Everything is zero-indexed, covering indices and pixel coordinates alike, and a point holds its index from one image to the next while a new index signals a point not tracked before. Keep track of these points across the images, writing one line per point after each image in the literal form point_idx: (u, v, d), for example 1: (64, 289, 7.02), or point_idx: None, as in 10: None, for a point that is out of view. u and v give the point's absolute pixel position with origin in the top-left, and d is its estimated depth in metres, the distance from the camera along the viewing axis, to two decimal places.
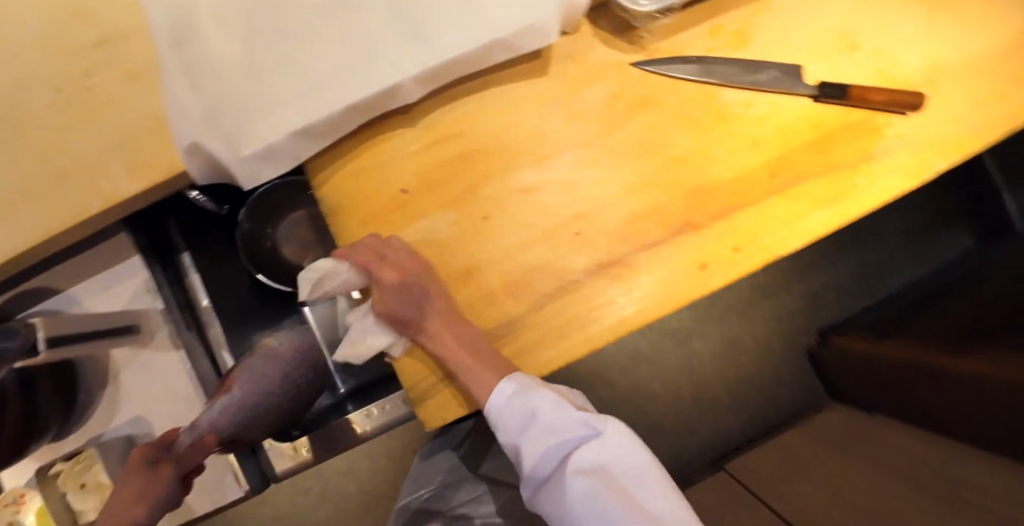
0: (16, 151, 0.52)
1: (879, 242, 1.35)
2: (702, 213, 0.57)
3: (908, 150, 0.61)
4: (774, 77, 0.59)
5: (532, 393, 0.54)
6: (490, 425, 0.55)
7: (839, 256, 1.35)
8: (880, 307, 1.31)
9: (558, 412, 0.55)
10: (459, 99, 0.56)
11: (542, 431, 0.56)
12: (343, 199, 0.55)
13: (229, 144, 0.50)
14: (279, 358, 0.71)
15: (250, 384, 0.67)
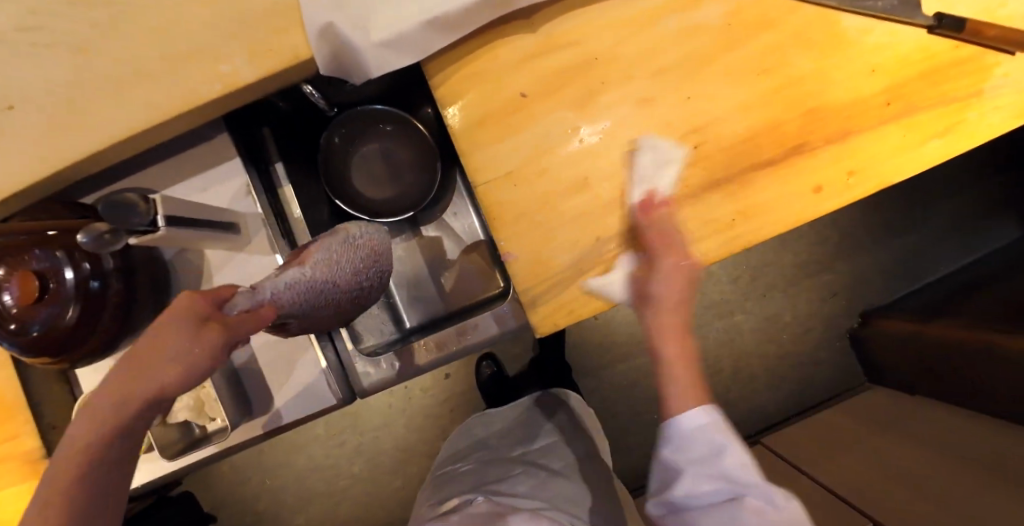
0: (131, 28, 0.50)
1: (930, 226, 1.31)
2: (818, 135, 0.57)
3: (1014, 89, 0.61)
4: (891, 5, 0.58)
5: (718, 432, 0.52)
6: (676, 452, 0.52)
7: (889, 237, 1.31)
8: (924, 291, 1.29)
9: (721, 447, 0.51)
10: (579, 8, 0.56)
11: (701, 466, 0.51)
12: (459, 100, 0.55)
13: (360, 32, 0.50)
14: (359, 247, 0.58)
15: (325, 265, 0.54)
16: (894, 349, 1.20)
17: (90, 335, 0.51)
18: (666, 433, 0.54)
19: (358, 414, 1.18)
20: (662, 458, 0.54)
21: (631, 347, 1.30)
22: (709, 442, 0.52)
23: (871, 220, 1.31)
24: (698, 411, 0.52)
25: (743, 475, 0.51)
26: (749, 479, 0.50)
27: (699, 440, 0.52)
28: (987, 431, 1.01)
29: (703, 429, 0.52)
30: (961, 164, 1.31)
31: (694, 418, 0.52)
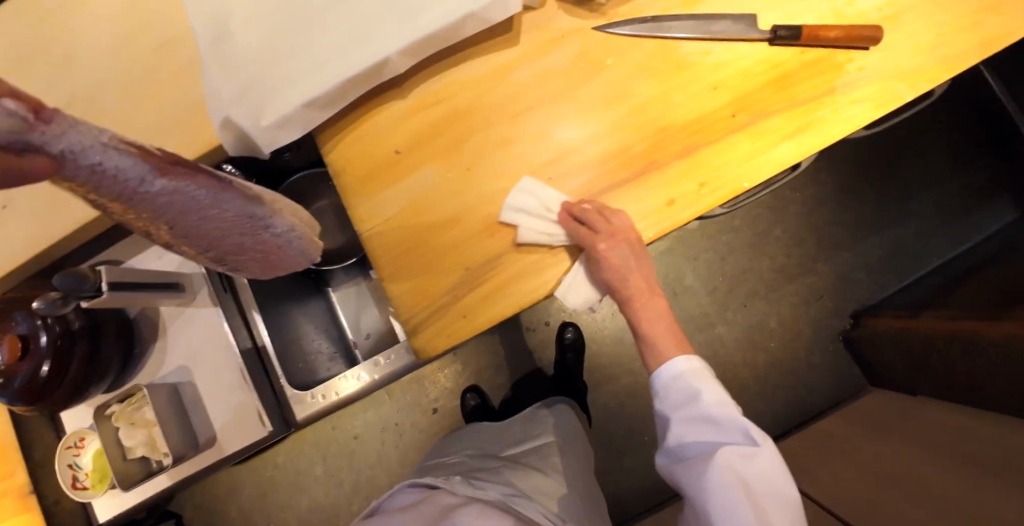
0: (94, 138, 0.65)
1: (909, 218, 1.28)
2: (665, 155, 0.62)
3: (872, 81, 0.63)
4: (725, 24, 0.64)
5: (701, 380, 0.61)
6: (661, 395, 0.63)
7: (866, 235, 1.28)
8: (916, 286, 1.23)
9: (703, 397, 0.60)
10: (442, 72, 0.64)
11: (694, 417, 0.61)
12: (346, 161, 0.64)
13: (251, 117, 0.59)
14: (238, 219, 0.44)
15: (179, 202, 0.38)
16: (884, 348, 1.15)
17: (63, 383, 0.62)
18: (658, 384, 0.64)
19: (354, 453, 1.25)
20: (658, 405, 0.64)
21: (613, 368, 1.31)
22: (693, 392, 0.61)
23: (845, 218, 1.29)
24: (692, 366, 0.61)
25: (718, 417, 0.60)
26: (727, 419, 0.59)
27: (683, 390, 0.61)
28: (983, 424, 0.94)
29: (692, 379, 0.61)
30: (931, 153, 1.29)
31: (685, 373, 0.61)
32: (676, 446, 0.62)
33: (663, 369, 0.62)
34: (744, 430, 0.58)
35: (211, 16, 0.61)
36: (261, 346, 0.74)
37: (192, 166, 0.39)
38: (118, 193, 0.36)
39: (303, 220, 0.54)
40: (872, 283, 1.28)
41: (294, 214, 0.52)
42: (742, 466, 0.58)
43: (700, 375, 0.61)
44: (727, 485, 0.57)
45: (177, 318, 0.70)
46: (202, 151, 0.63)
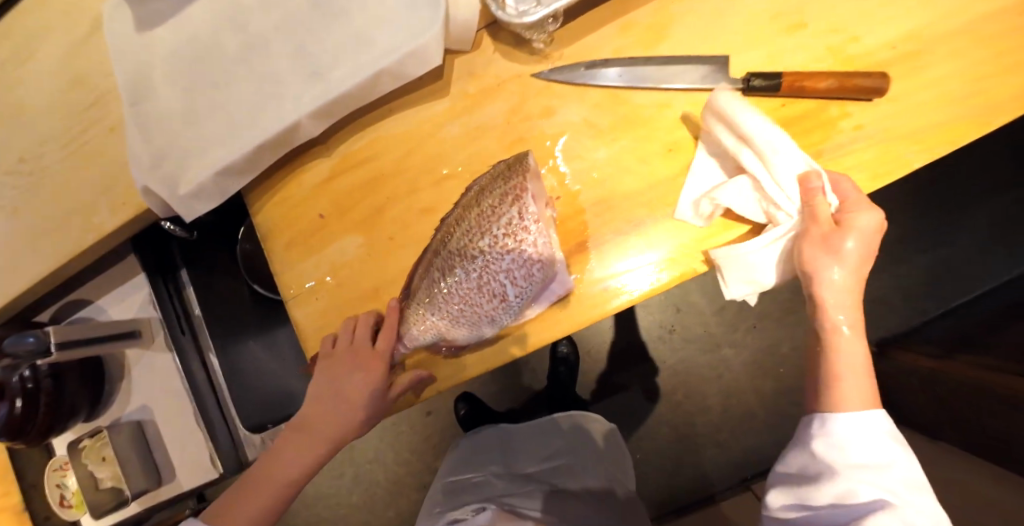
0: (32, 193, 0.63)
1: (960, 237, 1.07)
2: (599, 231, 0.55)
3: (870, 143, 0.51)
4: (689, 69, 0.53)
5: (890, 445, 0.43)
6: (823, 442, 0.45)
7: (915, 254, 1.09)
8: (962, 315, 1.05)
9: (889, 462, 0.43)
10: (368, 127, 0.59)
11: (869, 488, 0.42)
12: (272, 224, 0.61)
13: (169, 185, 0.57)
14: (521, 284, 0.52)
15: (473, 306, 0.53)
16: (913, 389, 0.98)
17: (34, 424, 0.66)
18: (812, 423, 0.46)
19: (353, 447, 1.32)
20: (808, 455, 0.46)
21: (607, 386, 1.23)
22: (876, 450, 0.43)
23: (886, 232, 1.09)
24: (876, 413, 0.44)
25: (903, 492, 0.42)
26: (916, 502, 0.41)
27: (861, 442, 0.44)
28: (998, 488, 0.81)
29: (873, 428, 0.44)
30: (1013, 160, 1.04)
31: (868, 418, 0.44)
32: (817, 507, 0.44)
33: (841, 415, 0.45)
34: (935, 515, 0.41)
35: (130, 72, 0.58)
36: (217, 389, 0.77)
37: (472, 288, 0.52)
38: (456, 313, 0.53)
39: (513, 189, 0.50)
40: (906, 309, 1.09)
41: (507, 190, 0.50)
42: None
43: (894, 438, 0.44)
44: None
45: (140, 360, 0.75)
46: (133, 216, 0.61)
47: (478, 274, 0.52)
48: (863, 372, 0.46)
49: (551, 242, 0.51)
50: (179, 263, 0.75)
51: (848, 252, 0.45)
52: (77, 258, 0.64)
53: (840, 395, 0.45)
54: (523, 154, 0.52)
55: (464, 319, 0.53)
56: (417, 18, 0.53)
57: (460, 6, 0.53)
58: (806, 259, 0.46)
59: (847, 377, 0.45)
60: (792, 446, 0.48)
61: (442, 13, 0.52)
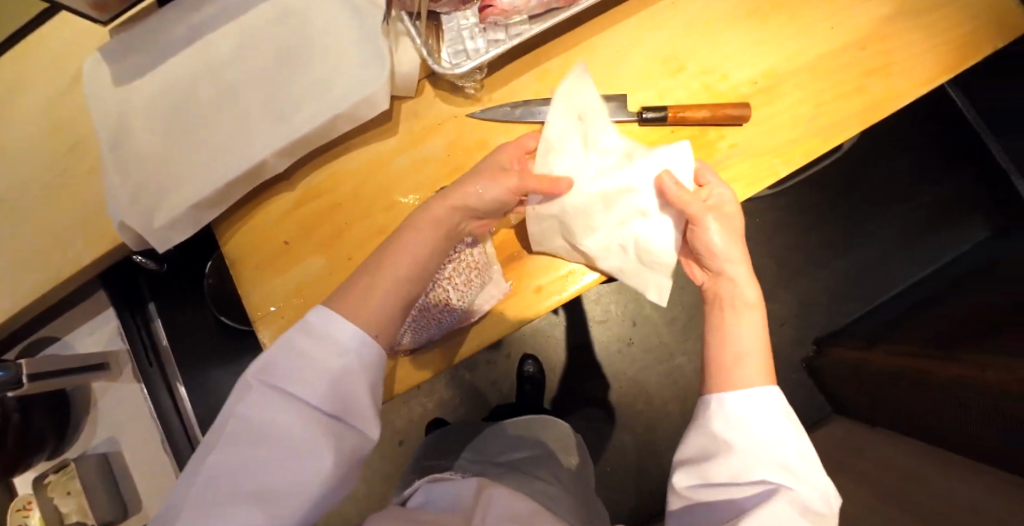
0: (10, 234, 0.68)
1: (870, 242, 1.19)
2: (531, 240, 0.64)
3: (742, 159, 0.63)
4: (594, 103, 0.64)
5: (783, 422, 0.49)
6: (728, 418, 0.49)
7: (829, 258, 1.20)
8: (881, 311, 1.16)
9: (780, 436, 0.48)
10: (327, 162, 0.67)
11: (763, 458, 0.47)
12: (240, 251, 0.67)
13: (144, 220, 0.63)
14: (464, 287, 0.60)
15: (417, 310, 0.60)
16: (842, 379, 1.08)
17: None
18: (711, 407, 0.51)
19: None
20: (709, 436, 0.50)
21: (572, 401, 1.29)
22: (768, 428, 0.48)
23: (809, 240, 1.21)
24: (768, 391, 0.50)
25: (793, 467, 0.47)
26: (803, 470, 0.47)
27: (751, 420, 0.49)
28: (929, 467, 0.89)
29: (764, 407, 0.49)
30: (904, 170, 1.18)
31: (760, 394, 0.50)
32: (718, 488, 0.48)
33: (739, 394, 0.50)
34: (820, 486, 0.46)
35: (111, 121, 0.66)
36: (185, 416, 0.79)
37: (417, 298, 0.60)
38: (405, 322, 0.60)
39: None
40: (835, 310, 1.20)
41: None
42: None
43: (788, 415, 0.49)
44: None
45: (107, 393, 0.79)
46: (108, 249, 0.67)
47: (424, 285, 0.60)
48: (758, 344, 0.53)
49: (485, 252, 0.61)
50: (147, 296, 0.79)
51: (717, 236, 0.55)
52: (52, 292, 0.68)
53: (732, 367, 0.51)
54: None
55: (412, 326, 0.60)
56: (367, 70, 0.63)
57: (403, 61, 0.63)
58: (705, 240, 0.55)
59: (741, 351, 0.52)
60: (692, 431, 0.52)
61: (388, 67, 0.63)
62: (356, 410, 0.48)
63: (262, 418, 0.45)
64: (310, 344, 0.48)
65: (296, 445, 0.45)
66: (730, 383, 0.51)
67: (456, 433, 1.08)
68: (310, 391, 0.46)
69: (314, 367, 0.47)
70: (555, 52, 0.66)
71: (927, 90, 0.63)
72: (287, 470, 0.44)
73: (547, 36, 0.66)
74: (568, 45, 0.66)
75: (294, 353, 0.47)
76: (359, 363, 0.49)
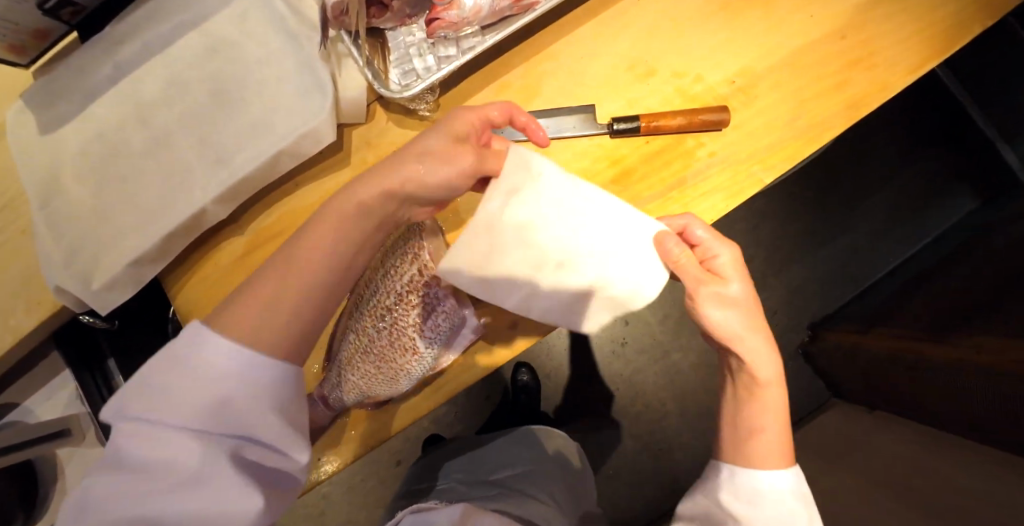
0: None
1: (860, 220, 1.15)
2: None
3: (723, 167, 0.58)
4: (560, 120, 0.59)
5: (796, 501, 0.48)
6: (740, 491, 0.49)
7: (819, 243, 1.16)
8: (875, 292, 1.12)
9: (791, 518, 0.47)
10: (277, 202, 0.63)
11: None
12: (192, 305, 0.63)
13: (82, 282, 0.59)
14: (434, 332, 0.56)
15: (382, 359, 0.56)
16: (837, 365, 1.04)
17: None
18: (721, 472, 0.51)
19: (322, 514, 1.23)
20: (716, 503, 0.49)
21: (568, 407, 1.24)
22: (782, 506, 0.47)
23: (798, 224, 1.16)
24: (783, 471, 0.49)
25: None
26: None
27: (771, 497, 0.48)
28: (916, 445, 0.87)
29: (776, 486, 0.48)
30: (890, 146, 1.14)
31: (779, 475, 0.48)
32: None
33: (759, 471, 0.48)
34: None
35: (39, 175, 0.61)
36: None
37: (383, 347, 0.55)
38: (374, 374, 0.56)
39: (412, 248, 0.54)
40: (828, 294, 1.16)
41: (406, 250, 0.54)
42: None
43: (800, 490, 0.48)
44: None
45: (74, 457, 0.76)
46: (52, 312, 0.63)
47: (390, 332, 0.55)
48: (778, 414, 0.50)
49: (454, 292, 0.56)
50: (105, 351, 0.73)
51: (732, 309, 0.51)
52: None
53: (759, 435, 0.50)
54: None
55: (380, 377, 0.56)
56: (310, 101, 0.58)
57: (349, 85, 0.59)
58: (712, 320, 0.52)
59: (765, 430, 0.50)
60: (702, 488, 0.52)
61: (331, 96, 0.57)
62: (251, 431, 0.39)
63: (136, 449, 0.36)
64: (187, 358, 0.39)
65: (175, 481, 0.36)
66: (761, 459, 0.49)
67: (459, 448, 1.02)
68: (186, 416, 0.37)
69: (190, 387, 0.38)
70: (513, 64, 0.61)
71: (915, 78, 0.58)
72: (165, 510, 0.36)
73: (503, 48, 0.61)
74: (526, 55, 0.61)
75: (168, 378, 0.38)
76: (256, 379, 0.40)
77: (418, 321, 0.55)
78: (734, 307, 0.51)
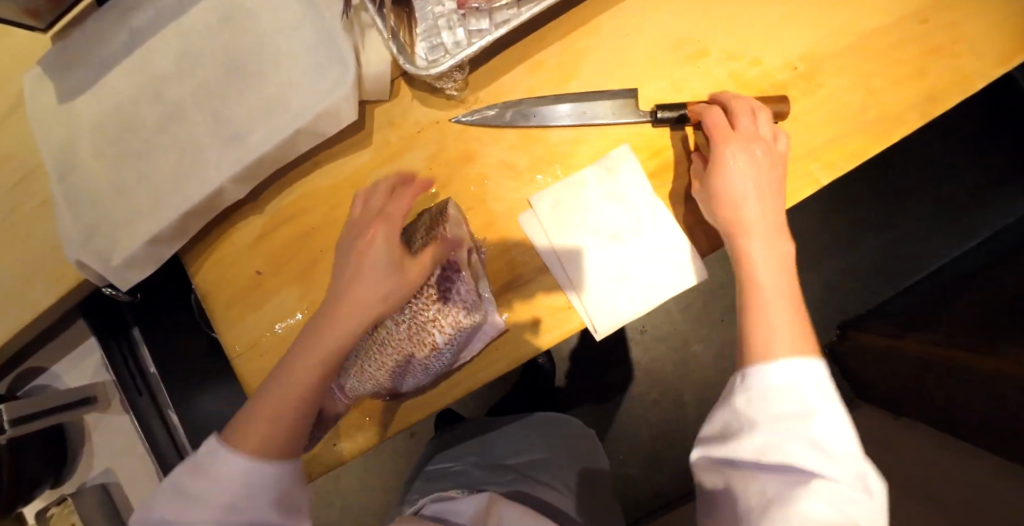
0: None
1: (905, 216, 1.07)
2: (532, 265, 0.55)
3: None
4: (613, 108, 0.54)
5: (817, 390, 0.37)
6: (748, 395, 0.38)
7: (859, 237, 1.09)
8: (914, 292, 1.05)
9: (812, 408, 0.36)
10: (297, 181, 0.60)
11: (784, 437, 0.35)
12: (210, 284, 0.61)
13: (101, 259, 0.58)
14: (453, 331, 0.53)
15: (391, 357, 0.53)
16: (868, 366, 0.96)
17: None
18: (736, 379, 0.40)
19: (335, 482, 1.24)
20: (732, 418, 0.38)
21: (581, 392, 1.22)
22: (799, 396, 0.37)
23: (836, 216, 1.09)
24: (819, 365, 0.38)
25: (830, 448, 0.35)
26: (845, 455, 0.34)
27: (791, 390, 0.37)
28: (940, 455, 0.83)
29: (814, 382, 0.37)
30: (943, 139, 1.05)
31: (794, 367, 0.38)
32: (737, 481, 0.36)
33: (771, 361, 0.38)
34: (862, 475, 0.34)
35: (56, 148, 0.59)
36: (178, 441, 0.76)
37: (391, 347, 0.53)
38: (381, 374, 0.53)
39: (433, 236, 0.52)
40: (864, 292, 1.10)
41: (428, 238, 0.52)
42: None
43: (820, 376, 0.38)
44: None
45: (101, 424, 0.77)
46: (73, 287, 0.62)
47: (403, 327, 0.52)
48: (787, 286, 0.43)
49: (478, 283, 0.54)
50: (130, 322, 0.74)
51: (749, 184, 0.47)
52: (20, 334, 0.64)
53: (763, 319, 0.41)
54: (445, 201, 0.54)
55: (388, 375, 0.54)
56: (330, 76, 0.54)
57: (372, 60, 0.54)
58: (725, 183, 0.47)
59: (767, 323, 0.41)
60: (714, 409, 0.41)
61: (352, 71, 0.53)
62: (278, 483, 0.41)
63: None
64: (196, 476, 0.40)
65: None
66: (763, 346, 0.40)
67: (470, 431, 1.02)
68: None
69: (197, 505, 0.38)
70: (548, 40, 0.56)
71: (1003, 71, 0.51)
72: None
73: (538, 22, 0.56)
74: (563, 31, 0.56)
75: (178, 497, 0.39)
76: (261, 477, 0.40)
77: (434, 316, 0.52)
78: (748, 195, 0.46)
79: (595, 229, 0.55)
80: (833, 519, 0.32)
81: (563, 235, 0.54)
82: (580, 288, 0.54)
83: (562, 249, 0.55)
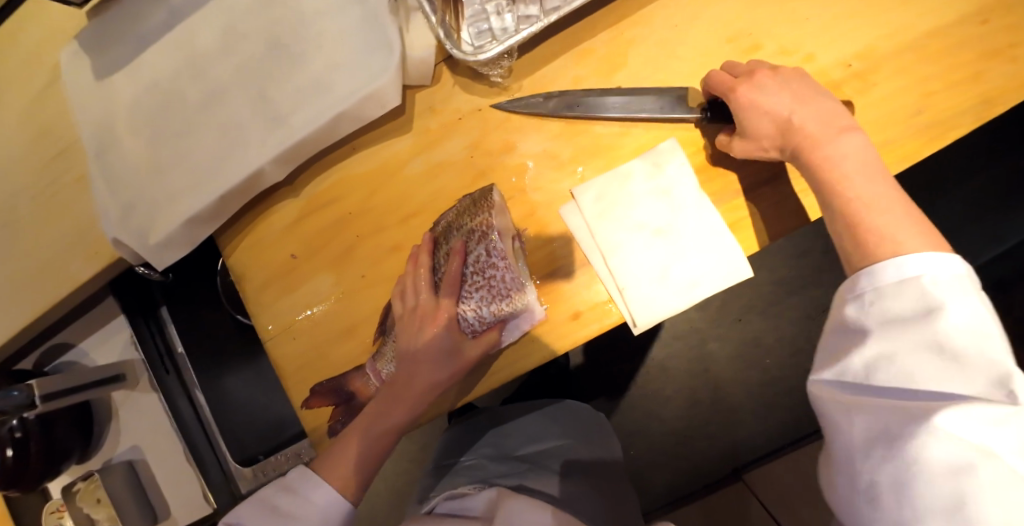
0: (11, 244, 0.64)
1: None
2: (571, 259, 0.55)
3: None
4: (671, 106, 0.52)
5: (947, 290, 0.34)
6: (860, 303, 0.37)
7: None
8: None
9: (940, 308, 0.33)
10: (334, 166, 0.59)
11: (902, 343, 0.34)
12: (245, 266, 0.61)
13: (138, 236, 0.58)
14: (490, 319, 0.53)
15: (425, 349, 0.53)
16: None
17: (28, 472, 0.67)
18: (848, 287, 0.39)
19: None
20: (841, 327, 0.38)
21: (593, 388, 1.19)
22: (922, 295, 0.35)
23: None
24: (949, 258, 0.36)
25: (963, 350, 0.32)
26: (990, 355, 0.32)
27: (909, 290, 0.35)
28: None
29: (944, 277, 0.35)
30: None
31: (925, 259, 0.36)
32: (847, 395, 0.35)
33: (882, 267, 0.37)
34: (1010, 378, 0.30)
35: (97, 124, 0.60)
36: (205, 421, 0.76)
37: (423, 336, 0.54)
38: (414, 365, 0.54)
39: (480, 225, 0.51)
40: None
41: (475, 228, 0.52)
42: (984, 445, 0.30)
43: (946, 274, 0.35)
44: (947, 466, 0.30)
45: (127, 402, 0.78)
46: (107, 264, 0.63)
47: (439, 316, 0.53)
48: (890, 189, 0.42)
49: (520, 276, 0.52)
50: (159, 300, 0.75)
51: (786, 101, 0.47)
52: (53, 308, 0.64)
53: (874, 220, 0.40)
54: (489, 188, 0.52)
55: None
56: (374, 59, 0.54)
57: (416, 45, 0.54)
58: (761, 101, 0.48)
59: (881, 218, 0.40)
60: (827, 322, 0.40)
61: (398, 54, 0.53)
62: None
63: None
64: (288, 498, 0.50)
65: None
66: (892, 246, 0.38)
67: (482, 423, 0.98)
68: None
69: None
70: (597, 30, 0.55)
71: None
72: None
73: (587, 11, 0.55)
74: (612, 21, 0.55)
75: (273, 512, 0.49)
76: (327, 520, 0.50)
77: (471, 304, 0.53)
78: (787, 113, 0.47)
79: (639, 223, 0.54)
80: (960, 453, 0.30)
81: (605, 228, 0.54)
82: (621, 282, 0.53)
83: (604, 242, 0.54)
